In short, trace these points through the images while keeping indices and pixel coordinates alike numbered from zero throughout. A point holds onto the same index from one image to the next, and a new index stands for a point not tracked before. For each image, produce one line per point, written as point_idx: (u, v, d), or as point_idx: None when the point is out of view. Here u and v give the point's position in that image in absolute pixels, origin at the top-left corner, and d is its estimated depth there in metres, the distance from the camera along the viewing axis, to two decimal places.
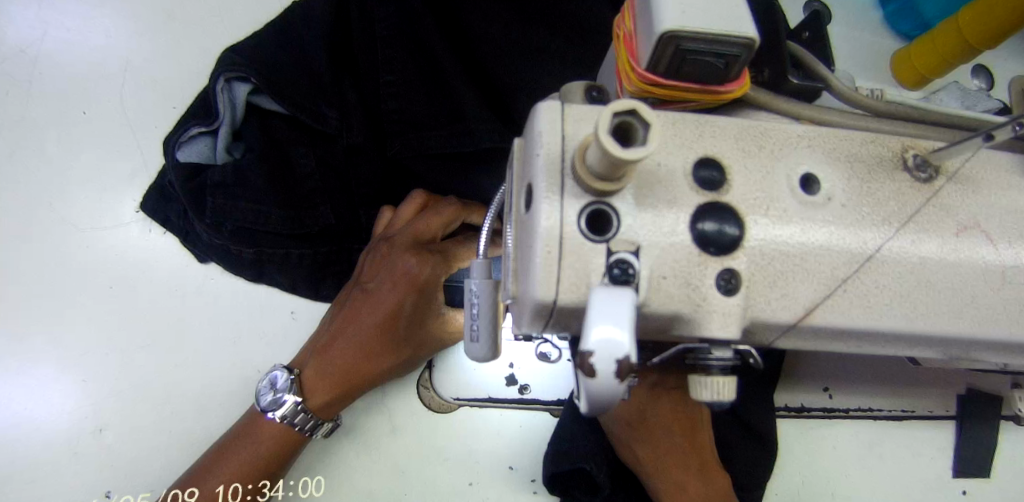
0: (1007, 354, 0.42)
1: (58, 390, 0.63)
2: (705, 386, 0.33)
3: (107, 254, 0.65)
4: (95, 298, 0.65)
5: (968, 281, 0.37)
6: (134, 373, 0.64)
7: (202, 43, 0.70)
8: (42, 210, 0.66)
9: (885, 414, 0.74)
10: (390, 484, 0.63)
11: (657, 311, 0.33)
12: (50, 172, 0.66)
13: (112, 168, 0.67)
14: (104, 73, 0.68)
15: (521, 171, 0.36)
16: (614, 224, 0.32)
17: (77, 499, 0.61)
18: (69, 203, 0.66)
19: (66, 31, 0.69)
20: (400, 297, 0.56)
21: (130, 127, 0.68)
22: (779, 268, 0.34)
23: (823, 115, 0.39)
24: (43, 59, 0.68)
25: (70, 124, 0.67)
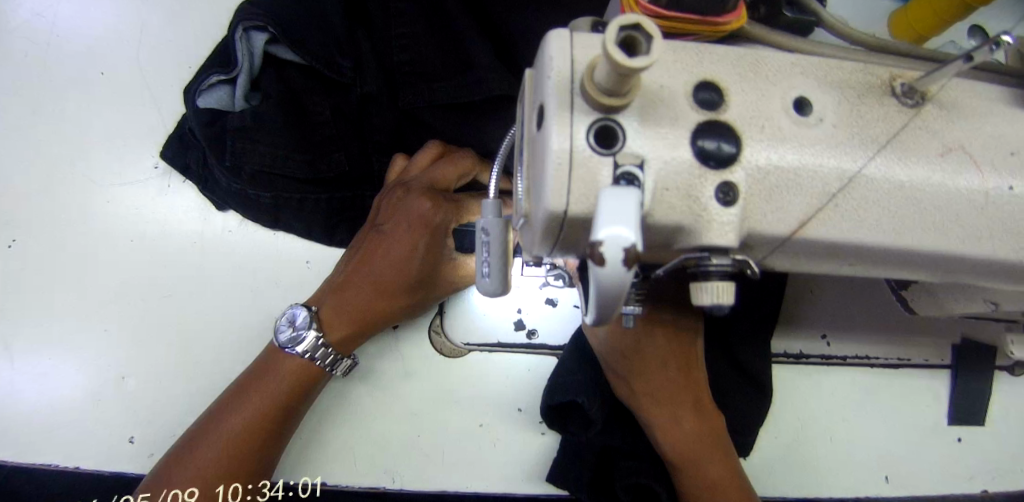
0: (990, 277, 0.45)
1: (84, 339, 0.66)
2: (706, 290, 0.36)
3: (127, 209, 0.68)
4: (118, 251, 0.68)
5: (953, 199, 0.40)
6: (156, 322, 0.67)
7: (217, 6, 0.72)
8: (65, 167, 0.68)
9: (880, 362, 0.77)
10: (404, 425, 0.66)
11: (660, 221, 0.35)
12: (71, 130, 0.69)
13: (132, 127, 0.69)
14: (122, 35, 0.71)
15: (533, 97, 0.38)
16: (620, 138, 0.35)
17: (106, 441, 0.65)
18: (91, 161, 0.69)
19: None
20: (415, 241, 0.59)
21: (148, 87, 0.70)
22: (774, 182, 0.36)
23: (816, 48, 0.41)
24: (63, 22, 0.70)
25: (90, 86, 0.70)
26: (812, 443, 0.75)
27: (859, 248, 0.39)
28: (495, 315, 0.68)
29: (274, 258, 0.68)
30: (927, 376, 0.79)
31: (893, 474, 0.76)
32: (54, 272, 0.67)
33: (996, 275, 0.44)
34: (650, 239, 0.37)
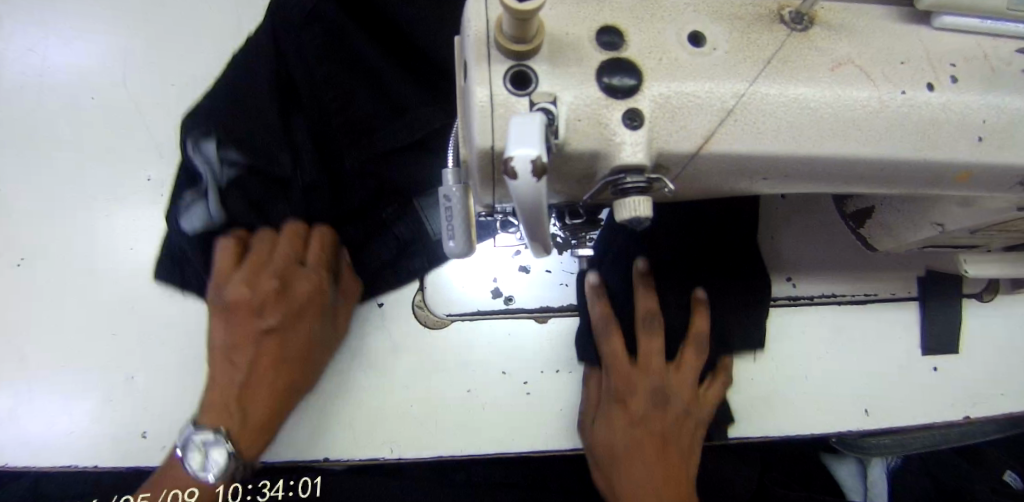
0: (898, 183, 0.49)
1: (90, 347, 0.71)
2: (625, 206, 0.40)
3: (124, 223, 0.74)
4: (117, 261, 0.73)
5: (851, 106, 0.43)
6: (158, 324, 0.72)
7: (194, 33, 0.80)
8: (63, 190, 0.74)
9: (848, 299, 0.81)
10: (397, 397, 0.70)
11: (578, 149, 0.40)
12: (67, 156, 0.75)
13: (123, 148, 0.76)
14: (108, 66, 0.78)
15: (460, 56, 0.43)
16: (534, 80, 0.40)
17: (117, 438, 0.69)
18: (87, 182, 0.75)
19: (71, 33, 0.78)
20: (309, 317, 0.67)
21: (136, 111, 0.77)
22: (675, 105, 0.41)
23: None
24: (53, 59, 0.77)
25: (81, 117, 0.76)
26: (790, 383, 0.78)
27: (767, 161, 0.43)
28: (471, 286, 0.73)
29: None
30: (896, 310, 0.82)
31: (871, 406, 0.79)
32: (59, 287, 0.72)
33: (903, 181, 0.48)
34: (574, 170, 0.42)
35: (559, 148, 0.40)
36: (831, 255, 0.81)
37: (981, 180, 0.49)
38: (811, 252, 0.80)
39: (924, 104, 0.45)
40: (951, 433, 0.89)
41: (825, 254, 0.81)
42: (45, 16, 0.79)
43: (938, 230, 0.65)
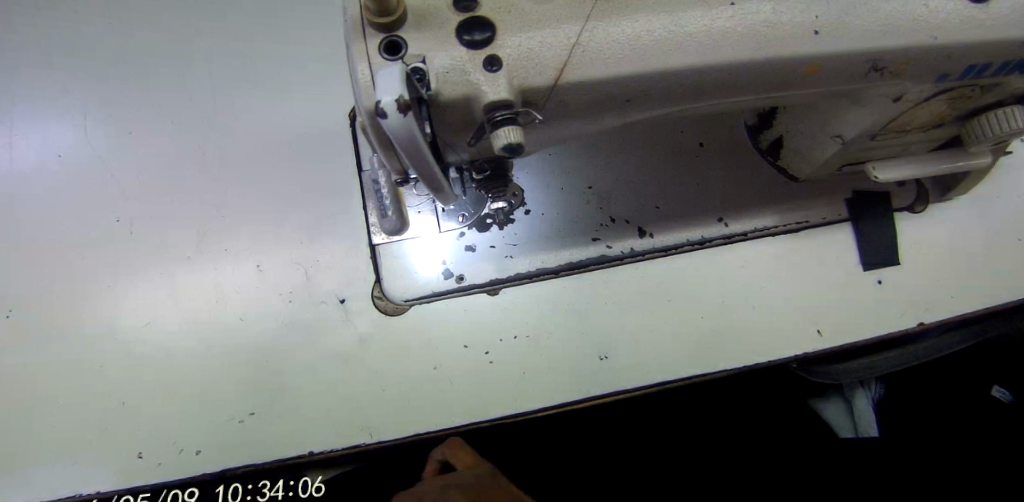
0: (745, 94, 0.56)
1: (45, 479, 0.74)
2: (498, 136, 0.48)
3: (77, 322, 0.78)
4: (68, 414, 0.76)
5: (679, 22, 0.50)
6: (104, 415, 0.75)
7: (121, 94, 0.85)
8: (25, 284, 0.79)
9: (781, 231, 0.83)
10: (360, 374, 0.75)
11: (449, 98, 0.47)
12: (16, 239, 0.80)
13: (62, 222, 0.80)
14: (26, 164, 0.83)
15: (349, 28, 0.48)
16: (404, 46, 0.47)
17: (116, 494, 0.73)
18: (29, 280, 0.79)
19: None
20: None
21: (57, 191, 0.81)
22: (529, 46, 0.48)
23: None
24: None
25: (28, 197, 0.82)
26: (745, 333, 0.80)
27: (620, 82, 0.50)
28: (432, 261, 0.77)
29: (210, 270, 0.78)
30: (829, 234, 0.84)
31: (824, 327, 0.82)
32: None
33: (747, 91, 0.55)
34: (451, 117, 0.49)
35: (431, 99, 0.47)
36: (743, 165, 0.83)
37: (830, 72, 0.54)
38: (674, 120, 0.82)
39: (754, 13, 0.52)
40: (926, 347, 0.89)
41: (731, 162, 0.82)
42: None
43: (839, 142, 0.68)
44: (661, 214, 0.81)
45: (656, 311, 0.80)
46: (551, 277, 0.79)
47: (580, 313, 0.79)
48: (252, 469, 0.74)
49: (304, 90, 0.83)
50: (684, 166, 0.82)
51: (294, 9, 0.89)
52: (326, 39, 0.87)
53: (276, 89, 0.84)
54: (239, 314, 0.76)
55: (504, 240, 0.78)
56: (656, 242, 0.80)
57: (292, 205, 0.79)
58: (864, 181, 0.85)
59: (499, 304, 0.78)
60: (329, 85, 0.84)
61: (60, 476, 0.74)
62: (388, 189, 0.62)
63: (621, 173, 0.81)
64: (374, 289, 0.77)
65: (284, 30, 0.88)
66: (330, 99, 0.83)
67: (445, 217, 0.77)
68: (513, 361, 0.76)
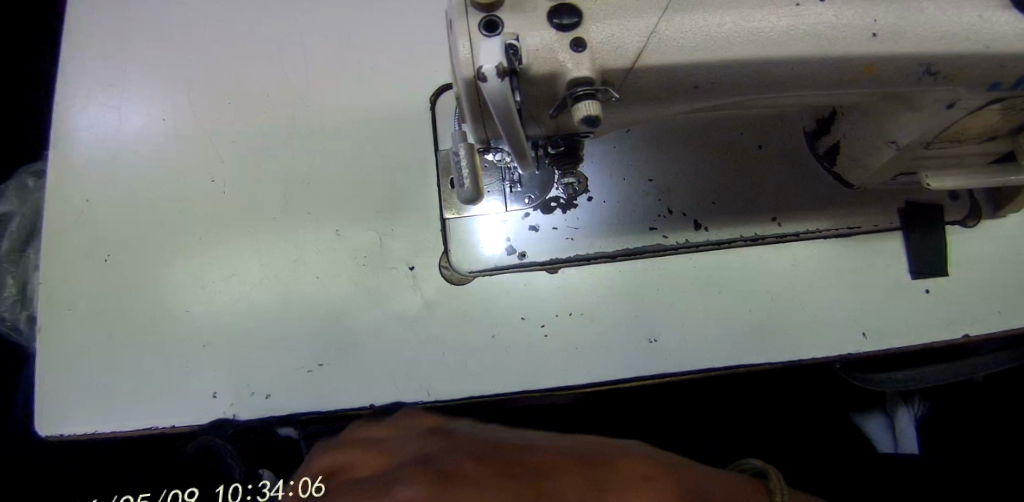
0: (806, 90, 0.60)
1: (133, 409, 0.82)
2: (580, 110, 0.53)
3: (165, 270, 0.85)
4: (155, 352, 0.83)
5: (751, 18, 0.55)
6: (187, 356, 0.82)
7: (217, 64, 0.92)
8: (121, 232, 0.86)
9: (832, 234, 0.85)
10: (423, 336, 0.81)
11: (538, 74, 0.53)
12: (117, 191, 0.88)
13: (158, 179, 0.87)
14: (129, 122, 0.90)
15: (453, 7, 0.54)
16: (501, 26, 0.52)
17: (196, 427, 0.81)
18: (125, 229, 0.86)
19: (104, 99, 0.92)
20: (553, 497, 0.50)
21: (155, 150, 0.89)
22: (612, 32, 0.53)
23: None
24: (88, 126, 0.91)
25: (130, 154, 0.89)
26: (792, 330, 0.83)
27: (692, 70, 0.55)
28: (498, 237, 0.83)
29: (290, 230, 0.84)
30: (879, 241, 0.86)
31: (869, 330, 0.84)
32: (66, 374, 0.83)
33: (808, 87, 0.60)
34: (537, 92, 0.54)
35: (523, 72, 0.52)
36: (798, 169, 0.86)
37: (887, 73, 0.58)
38: (734, 121, 0.86)
39: (819, 14, 0.56)
40: (974, 362, 0.90)
41: (787, 165, 0.86)
42: (94, 91, 0.92)
43: (893, 148, 0.71)
44: (715, 209, 0.84)
45: (705, 301, 0.83)
46: (607, 260, 0.83)
47: (632, 296, 0.83)
48: (318, 415, 0.80)
49: (386, 71, 0.90)
50: (741, 165, 0.85)
51: None
52: (408, 26, 0.93)
53: (361, 70, 0.90)
54: (315, 272, 0.83)
55: (565, 222, 0.83)
56: (709, 236, 0.84)
57: (371, 178, 0.85)
58: (919, 191, 0.86)
59: (557, 282, 0.83)
60: (409, 69, 0.90)
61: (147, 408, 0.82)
62: (466, 159, 0.66)
63: (680, 168, 0.85)
64: (442, 259, 0.83)
65: (369, 14, 0.94)
66: (410, 83, 0.89)
67: (511, 198, 0.82)
68: (566, 336, 0.81)
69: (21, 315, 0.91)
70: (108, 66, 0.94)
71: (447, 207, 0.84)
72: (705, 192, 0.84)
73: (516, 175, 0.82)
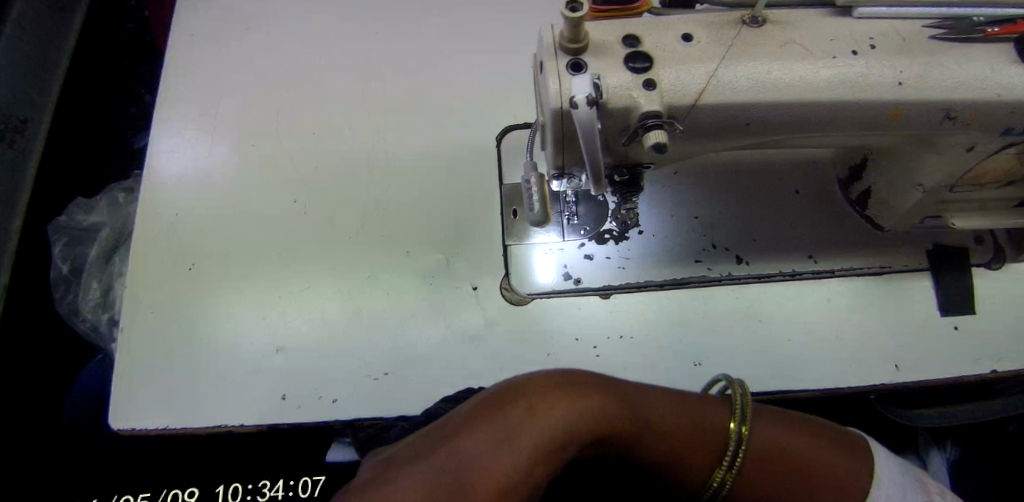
0: (840, 131, 0.69)
1: (204, 409, 0.86)
2: (650, 137, 0.61)
3: (245, 281, 0.92)
4: (229, 357, 0.88)
5: (796, 68, 0.64)
6: (260, 361, 0.88)
7: (303, 100, 1.02)
8: (207, 244, 0.94)
9: (865, 272, 0.92)
10: (484, 351, 0.87)
11: (614, 107, 0.62)
12: (204, 206, 0.96)
13: (244, 197, 0.96)
14: (219, 146, 0.99)
15: (543, 50, 0.64)
16: (585, 66, 0.62)
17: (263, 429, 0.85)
18: (211, 241, 0.94)
19: (197, 124, 1.01)
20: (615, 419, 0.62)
21: (245, 172, 0.97)
22: (677, 76, 0.63)
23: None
24: (182, 148, 0.99)
25: (219, 173, 0.98)
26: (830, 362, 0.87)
27: (744, 109, 0.64)
28: (556, 263, 0.90)
29: (364, 250, 0.92)
30: (908, 280, 0.92)
31: (902, 363, 0.88)
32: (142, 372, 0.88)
33: (842, 129, 0.68)
34: (612, 122, 0.63)
35: (602, 105, 0.62)
36: (831, 212, 0.93)
37: (911, 117, 0.67)
38: (770, 166, 0.95)
39: (853, 66, 0.65)
40: (1005, 402, 0.94)
41: (821, 208, 0.93)
42: (187, 116, 1.01)
43: (919, 190, 0.78)
44: (755, 245, 0.91)
45: (747, 330, 0.89)
46: (656, 288, 0.90)
47: (678, 322, 0.89)
48: (381, 423, 0.85)
49: (455, 113, 1.00)
50: (779, 206, 0.93)
51: (450, 48, 1.06)
52: (476, 74, 1.04)
53: (432, 111, 1.01)
54: (387, 289, 0.90)
55: (617, 252, 0.90)
56: (751, 269, 0.91)
57: (440, 206, 0.94)
58: (944, 235, 0.93)
59: (609, 306, 0.89)
60: (476, 112, 1.00)
61: (216, 408, 0.86)
62: (536, 188, 0.76)
63: (723, 207, 0.93)
64: (504, 282, 0.90)
65: (441, 63, 1.05)
66: (476, 124, 0.99)
67: (569, 229, 0.91)
68: (617, 357, 0.87)
69: (103, 318, 0.97)
70: (203, 94, 1.03)
71: (509, 235, 0.92)
72: (747, 229, 0.92)
73: (574, 208, 0.91)
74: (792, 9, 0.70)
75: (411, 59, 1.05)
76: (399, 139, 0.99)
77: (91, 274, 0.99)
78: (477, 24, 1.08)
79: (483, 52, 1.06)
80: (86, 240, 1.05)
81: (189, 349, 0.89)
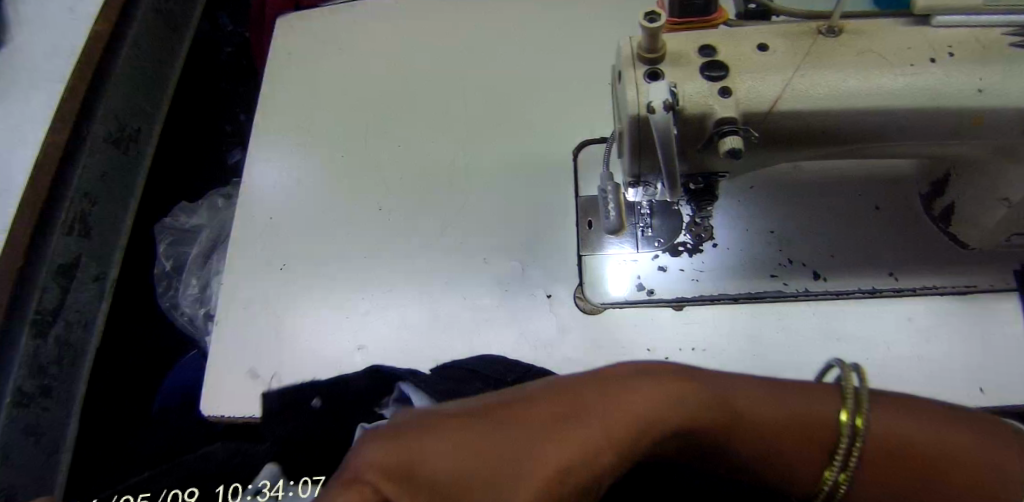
0: (921, 140, 0.69)
1: None
2: (726, 143, 0.63)
3: (329, 281, 0.98)
4: (312, 351, 0.94)
5: (874, 76, 0.65)
6: (340, 356, 0.93)
7: (384, 115, 1.10)
8: (295, 245, 1.01)
9: (949, 291, 0.89)
10: (553, 355, 0.89)
11: (690, 114, 0.64)
12: (295, 211, 1.04)
13: (331, 204, 1.03)
14: (309, 157, 1.07)
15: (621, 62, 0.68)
16: (663, 75, 0.65)
17: None
18: (299, 243, 1.01)
19: (289, 136, 1.10)
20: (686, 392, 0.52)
21: (331, 180, 1.05)
22: (753, 84, 0.65)
23: (776, 8, 0.71)
24: (276, 158, 1.08)
25: (308, 180, 1.05)
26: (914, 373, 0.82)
27: (821, 117, 0.66)
28: (630, 274, 0.92)
29: (440, 255, 0.97)
30: (995, 301, 0.89)
31: (988, 387, 0.84)
32: (233, 361, 0.94)
33: (923, 137, 0.68)
34: (688, 128, 0.66)
35: (678, 112, 0.64)
36: (910, 229, 0.91)
37: (996, 125, 0.66)
38: (846, 182, 0.94)
39: (933, 73, 0.64)
40: None
41: (901, 226, 0.92)
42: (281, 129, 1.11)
43: (1006, 205, 0.77)
44: (832, 261, 0.90)
45: (822, 346, 0.88)
46: (729, 301, 0.90)
47: (749, 335, 0.89)
48: None
49: (527, 127, 1.05)
50: (856, 222, 0.92)
51: (522, 65, 1.11)
52: (546, 90, 1.08)
53: (505, 125, 1.06)
54: (461, 291, 0.95)
55: (689, 264, 0.91)
56: (828, 286, 0.90)
57: (513, 215, 0.98)
58: None
59: (682, 318, 0.90)
60: (547, 127, 1.05)
61: None
62: (613, 197, 0.79)
63: (797, 222, 0.92)
64: (577, 290, 0.93)
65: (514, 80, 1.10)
66: (547, 138, 1.03)
67: (643, 241, 0.92)
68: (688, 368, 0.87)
69: (200, 312, 1.06)
70: (295, 110, 1.12)
71: (583, 245, 0.95)
72: (822, 245, 0.91)
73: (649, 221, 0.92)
74: (870, 19, 0.70)
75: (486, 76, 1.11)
76: (473, 151, 1.04)
77: (191, 272, 1.09)
78: (550, 43, 1.13)
79: (555, 71, 1.10)
80: (188, 241, 1.16)
81: (276, 341, 0.95)
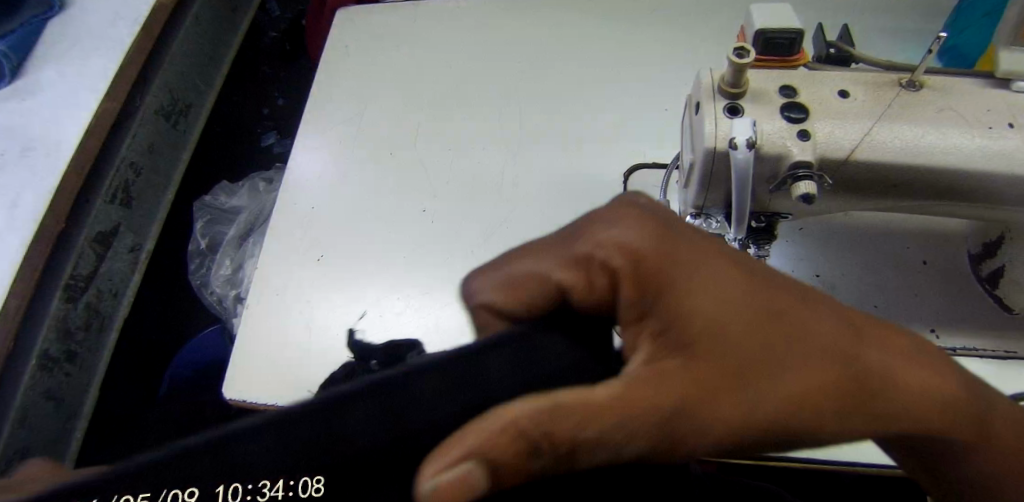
0: (993, 203, 0.68)
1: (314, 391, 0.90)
2: (801, 185, 0.63)
3: (367, 277, 0.97)
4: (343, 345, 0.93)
5: (954, 134, 0.64)
6: None
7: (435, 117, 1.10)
8: (336, 237, 1.01)
9: (995, 355, 0.87)
10: None
11: (767, 151, 0.64)
12: (338, 203, 1.03)
13: (376, 199, 1.03)
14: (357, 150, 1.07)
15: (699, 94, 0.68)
16: (742, 110, 0.65)
17: None
18: (341, 235, 1.01)
19: (338, 128, 1.10)
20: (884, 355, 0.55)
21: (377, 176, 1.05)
22: (831, 130, 0.65)
23: (857, 57, 0.71)
24: (323, 148, 1.08)
25: (355, 173, 1.05)
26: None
27: (896, 170, 0.65)
28: None
29: (481, 262, 0.96)
30: None
31: None
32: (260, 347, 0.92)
33: (995, 200, 0.67)
34: (763, 165, 0.65)
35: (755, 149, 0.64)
36: (957, 289, 0.91)
37: None
38: (893, 235, 0.94)
39: (1015, 136, 0.64)
40: None
41: (947, 283, 0.91)
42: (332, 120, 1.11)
43: None
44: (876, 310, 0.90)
45: None
46: None
47: None
48: None
49: (578, 145, 1.05)
50: (902, 274, 0.92)
51: (577, 82, 1.11)
52: (599, 110, 1.08)
53: (555, 141, 1.05)
54: None
55: None
56: None
57: (558, 230, 0.98)
58: None
59: None
60: (597, 147, 1.04)
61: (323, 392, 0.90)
62: None
63: (844, 268, 0.92)
64: None
65: (568, 96, 1.10)
66: (597, 158, 1.03)
67: None
68: None
69: (229, 293, 1.05)
70: (347, 102, 1.12)
71: None
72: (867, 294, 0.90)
73: None
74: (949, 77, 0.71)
75: (540, 89, 1.11)
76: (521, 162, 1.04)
77: (226, 252, 1.09)
78: (606, 64, 1.13)
79: (610, 92, 1.10)
80: (225, 220, 1.16)
81: (308, 331, 0.94)
